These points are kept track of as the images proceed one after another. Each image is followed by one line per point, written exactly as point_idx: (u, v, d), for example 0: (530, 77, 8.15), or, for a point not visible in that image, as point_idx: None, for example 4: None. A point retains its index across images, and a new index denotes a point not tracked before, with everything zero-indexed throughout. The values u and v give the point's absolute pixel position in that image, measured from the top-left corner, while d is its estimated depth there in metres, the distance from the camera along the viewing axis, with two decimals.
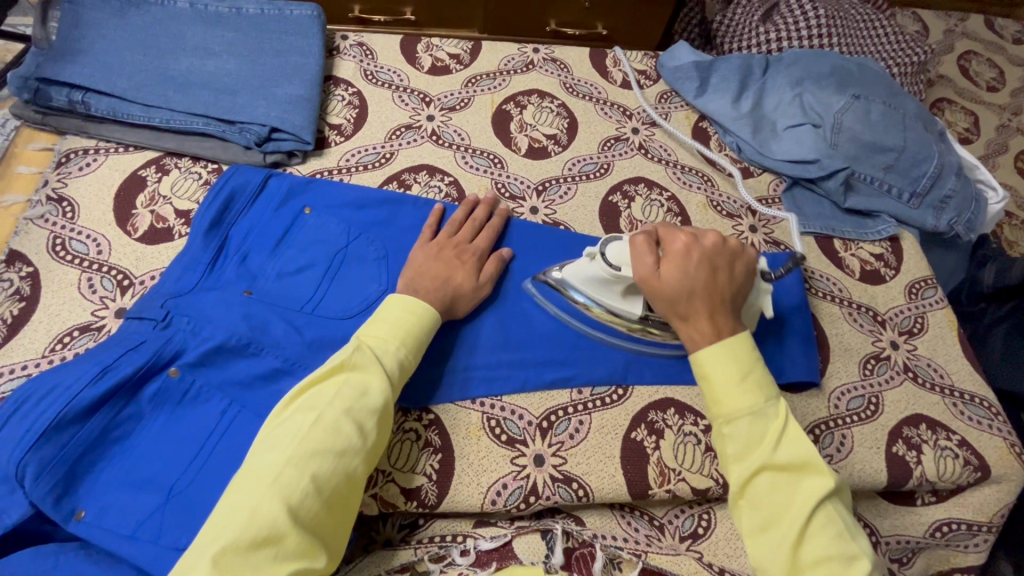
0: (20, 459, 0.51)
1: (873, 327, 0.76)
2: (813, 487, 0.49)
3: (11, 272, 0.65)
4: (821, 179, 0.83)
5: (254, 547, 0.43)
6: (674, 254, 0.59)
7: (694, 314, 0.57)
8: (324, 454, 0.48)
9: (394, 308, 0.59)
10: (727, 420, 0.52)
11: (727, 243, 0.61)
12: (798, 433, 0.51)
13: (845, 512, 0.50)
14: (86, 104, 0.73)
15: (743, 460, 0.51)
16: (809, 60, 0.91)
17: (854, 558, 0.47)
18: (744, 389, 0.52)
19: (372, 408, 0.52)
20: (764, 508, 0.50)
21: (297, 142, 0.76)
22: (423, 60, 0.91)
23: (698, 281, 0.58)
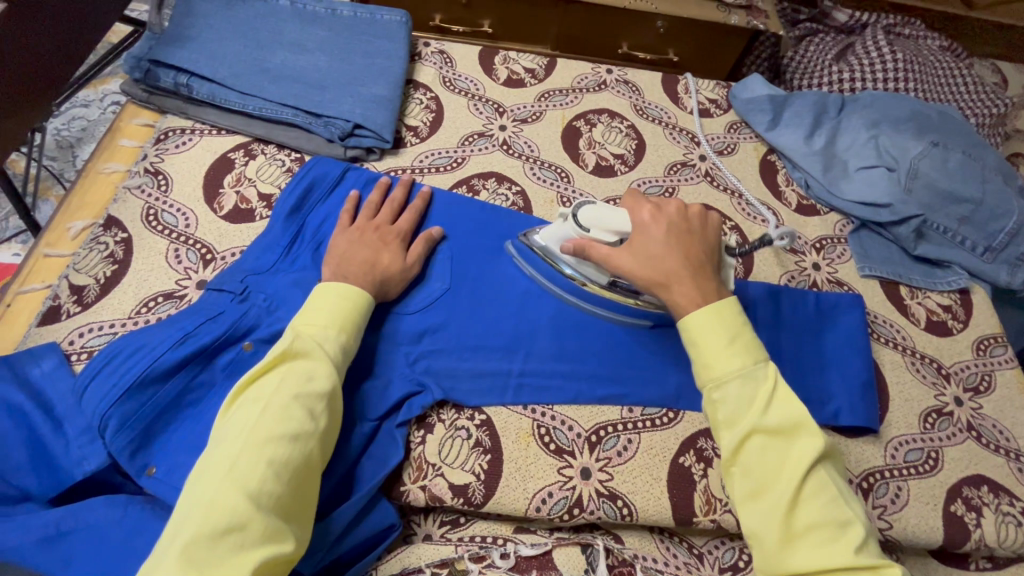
0: (105, 411, 0.55)
1: (937, 380, 0.73)
2: (805, 450, 0.49)
3: (107, 236, 0.69)
4: (892, 224, 0.81)
5: (218, 535, 0.41)
6: (646, 225, 0.61)
7: (677, 281, 0.57)
8: (277, 438, 0.47)
9: (327, 296, 0.58)
10: (716, 385, 0.52)
11: (687, 209, 0.63)
12: (789, 397, 0.51)
13: (835, 475, 0.50)
14: (189, 87, 0.78)
15: (733, 426, 0.50)
16: (886, 103, 0.90)
17: (846, 523, 0.47)
18: (734, 351, 0.53)
19: (320, 392, 0.51)
20: (755, 474, 0.49)
21: (377, 140, 0.79)
22: (499, 72, 0.94)
23: (674, 252, 0.59)
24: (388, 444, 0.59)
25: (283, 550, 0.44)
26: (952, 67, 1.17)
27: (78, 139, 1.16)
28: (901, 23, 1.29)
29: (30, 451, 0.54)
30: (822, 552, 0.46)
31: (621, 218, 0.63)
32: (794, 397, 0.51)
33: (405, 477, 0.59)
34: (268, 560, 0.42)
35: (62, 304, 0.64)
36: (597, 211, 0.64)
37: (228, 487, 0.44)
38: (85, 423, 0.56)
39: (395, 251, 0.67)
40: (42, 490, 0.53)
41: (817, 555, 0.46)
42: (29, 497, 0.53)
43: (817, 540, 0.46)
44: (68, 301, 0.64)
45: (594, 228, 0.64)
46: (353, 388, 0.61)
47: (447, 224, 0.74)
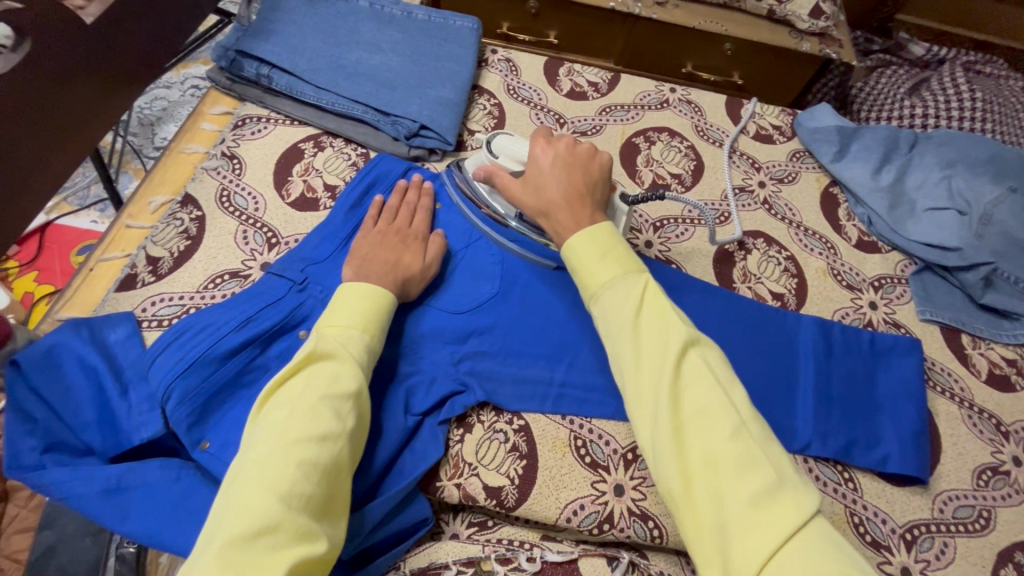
0: (170, 382, 0.58)
1: (995, 437, 0.70)
2: (673, 342, 0.47)
3: (184, 213, 0.73)
4: (959, 269, 0.79)
5: (253, 534, 0.41)
6: (536, 158, 0.64)
7: (576, 236, 0.58)
8: (306, 439, 0.47)
9: (352, 297, 0.59)
10: (595, 298, 0.53)
11: (579, 145, 0.64)
12: (661, 298, 0.51)
13: (717, 370, 0.48)
14: (270, 78, 0.82)
15: (613, 335, 0.51)
16: (963, 142, 0.86)
17: (720, 411, 0.44)
18: (608, 263, 0.54)
19: (345, 392, 0.51)
20: (635, 381, 0.48)
21: (440, 142, 0.82)
22: (563, 83, 0.95)
23: (558, 182, 0.61)
24: (430, 439, 0.61)
25: (315, 550, 0.43)
26: None
27: (158, 118, 1.24)
28: (982, 62, 1.24)
29: (99, 410, 0.58)
30: (702, 442, 0.43)
31: (523, 149, 0.69)
32: (665, 298, 0.51)
33: (442, 474, 0.60)
34: (301, 561, 0.42)
35: (138, 273, 0.68)
36: (510, 143, 0.70)
37: (260, 487, 0.43)
38: (148, 390, 0.59)
39: (415, 252, 0.68)
40: (105, 448, 0.57)
41: (698, 447, 0.43)
42: (93, 452, 0.56)
43: (698, 432, 0.44)
44: (144, 271, 0.68)
45: (502, 156, 0.69)
46: (399, 380, 0.62)
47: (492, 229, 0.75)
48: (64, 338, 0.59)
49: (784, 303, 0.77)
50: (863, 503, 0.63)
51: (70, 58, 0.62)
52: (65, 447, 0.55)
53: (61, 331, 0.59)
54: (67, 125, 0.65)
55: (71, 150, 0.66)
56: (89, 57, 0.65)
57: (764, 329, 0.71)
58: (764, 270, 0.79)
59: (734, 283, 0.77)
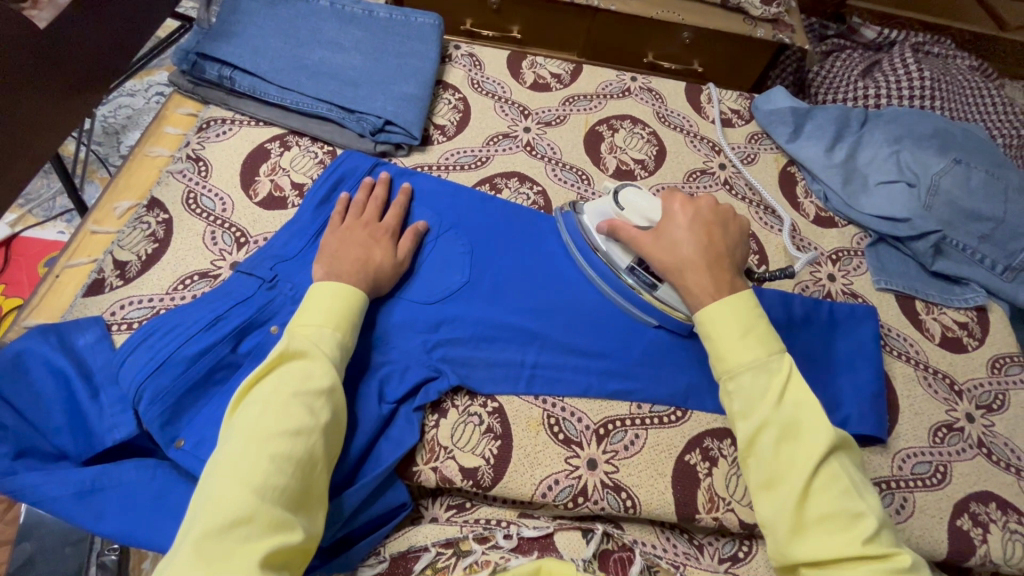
0: (142, 382, 0.58)
1: (949, 396, 0.73)
2: (815, 441, 0.51)
3: (150, 217, 0.73)
4: (910, 238, 0.82)
5: (227, 528, 0.42)
6: (674, 214, 0.67)
7: (702, 290, 0.62)
8: (278, 433, 0.48)
9: (325, 295, 0.59)
10: (730, 375, 0.56)
11: (721, 205, 0.69)
12: (800, 388, 0.54)
13: (851, 469, 0.52)
14: (232, 80, 0.82)
15: (748, 416, 0.54)
16: (909, 119, 0.90)
17: (860, 517, 0.49)
18: (747, 344, 0.56)
19: (318, 388, 0.52)
20: (767, 466, 0.52)
21: (406, 137, 0.83)
22: (526, 76, 0.97)
23: (696, 238, 0.65)
24: (405, 425, 0.62)
25: (289, 540, 0.44)
26: (981, 88, 1.17)
27: (123, 126, 1.23)
28: (930, 42, 1.29)
29: (69, 414, 0.58)
30: (833, 540, 0.48)
31: (655, 207, 0.69)
32: (808, 390, 0.54)
33: (418, 458, 0.61)
34: (275, 551, 0.43)
35: (106, 278, 0.68)
36: (636, 197, 0.70)
37: (232, 484, 0.44)
38: (119, 393, 0.59)
39: (384, 246, 0.69)
40: (78, 451, 0.57)
41: (828, 543, 0.48)
42: (65, 456, 0.56)
43: (827, 530, 0.49)
44: (111, 275, 0.68)
45: (629, 210, 0.70)
46: (372, 372, 0.63)
47: (458, 217, 0.77)
48: (32, 344, 0.59)
49: None
50: None
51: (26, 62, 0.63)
52: (36, 453, 0.55)
53: (29, 337, 0.59)
54: (22, 132, 0.65)
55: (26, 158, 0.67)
56: (43, 61, 0.65)
57: None
58: None
59: None
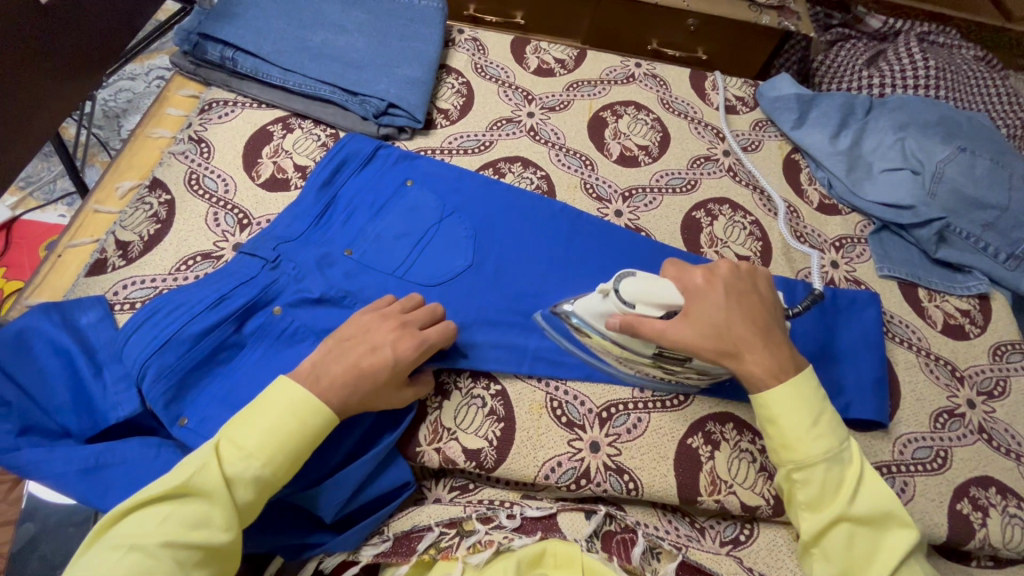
0: (145, 361, 0.58)
1: (950, 382, 0.74)
2: (895, 543, 0.53)
3: (153, 197, 0.73)
4: (913, 226, 0.82)
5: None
6: (702, 290, 0.59)
7: (761, 371, 0.57)
8: (193, 527, 0.46)
9: (282, 408, 0.52)
10: (800, 467, 0.55)
11: (739, 266, 0.62)
12: (873, 481, 0.55)
13: (924, 563, 0.54)
14: (234, 61, 0.81)
15: (818, 509, 0.54)
16: (915, 107, 0.90)
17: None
18: (816, 436, 0.55)
19: (199, 541, 0.45)
20: (838, 559, 0.54)
21: (409, 120, 0.82)
22: (530, 61, 0.96)
23: (737, 318, 0.58)
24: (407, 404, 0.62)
25: None
26: (985, 78, 1.16)
27: (124, 109, 1.22)
28: (935, 32, 1.28)
29: (73, 391, 0.58)
30: None
31: (666, 293, 0.58)
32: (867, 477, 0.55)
33: (421, 438, 0.62)
34: None
35: (108, 258, 0.68)
36: (644, 285, 0.58)
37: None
38: (123, 370, 0.59)
39: None
40: (81, 429, 0.57)
41: None
42: (69, 434, 0.56)
43: None
44: (114, 255, 0.68)
45: (639, 303, 0.58)
46: None
47: (462, 201, 0.77)
48: (35, 321, 0.59)
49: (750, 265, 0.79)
50: None
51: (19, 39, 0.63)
52: (40, 430, 0.55)
53: (32, 315, 0.59)
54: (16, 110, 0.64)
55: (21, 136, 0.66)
56: (34, 36, 0.65)
57: None
58: (730, 235, 0.81)
59: (702, 248, 0.80)
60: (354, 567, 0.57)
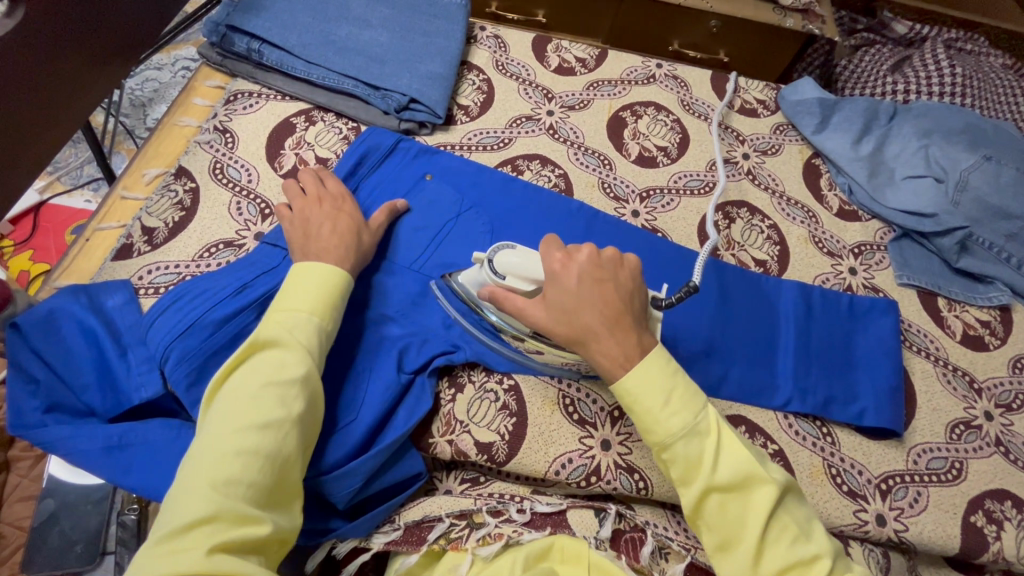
0: (169, 343, 0.60)
1: (968, 394, 0.73)
2: (760, 501, 0.50)
3: (178, 185, 0.74)
4: (935, 234, 0.81)
5: (199, 522, 0.42)
6: (558, 276, 0.57)
7: (612, 359, 0.54)
8: (249, 427, 0.46)
9: (321, 275, 0.58)
10: (664, 447, 0.52)
11: (602, 252, 0.58)
12: (732, 444, 0.52)
13: (797, 512, 0.52)
14: (260, 53, 0.82)
15: (689, 483, 0.51)
16: (940, 114, 0.89)
17: (815, 560, 0.49)
18: (672, 411, 0.52)
19: (287, 375, 0.50)
20: (719, 528, 0.51)
21: (430, 115, 0.83)
22: (551, 59, 0.96)
23: (592, 304, 0.55)
24: (420, 395, 0.63)
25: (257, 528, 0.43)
26: (1013, 87, 1.14)
27: (150, 99, 1.25)
28: (963, 39, 1.26)
29: (98, 371, 0.59)
30: None
31: (533, 266, 0.58)
32: (733, 440, 0.52)
33: (434, 430, 0.62)
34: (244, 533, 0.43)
35: (134, 243, 0.69)
36: (518, 257, 0.59)
37: (199, 480, 0.44)
38: (147, 352, 0.60)
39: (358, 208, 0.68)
40: (105, 408, 0.58)
41: None
42: (94, 413, 0.58)
43: None
44: (139, 241, 0.70)
45: (510, 275, 0.59)
46: (392, 344, 0.64)
47: (481, 198, 0.77)
48: (63, 302, 0.61)
49: (766, 269, 0.79)
50: (841, 456, 0.66)
51: (54, 31, 0.65)
52: (65, 408, 0.57)
53: (60, 296, 0.61)
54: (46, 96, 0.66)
55: (51, 121, 0.68)
56: (66, 25, 0.66)
57: (746, 293, 0.75)
58: (747, 238, 0.81)
59: (718, 250, 0.79)
60: (365, 554, 0.57)
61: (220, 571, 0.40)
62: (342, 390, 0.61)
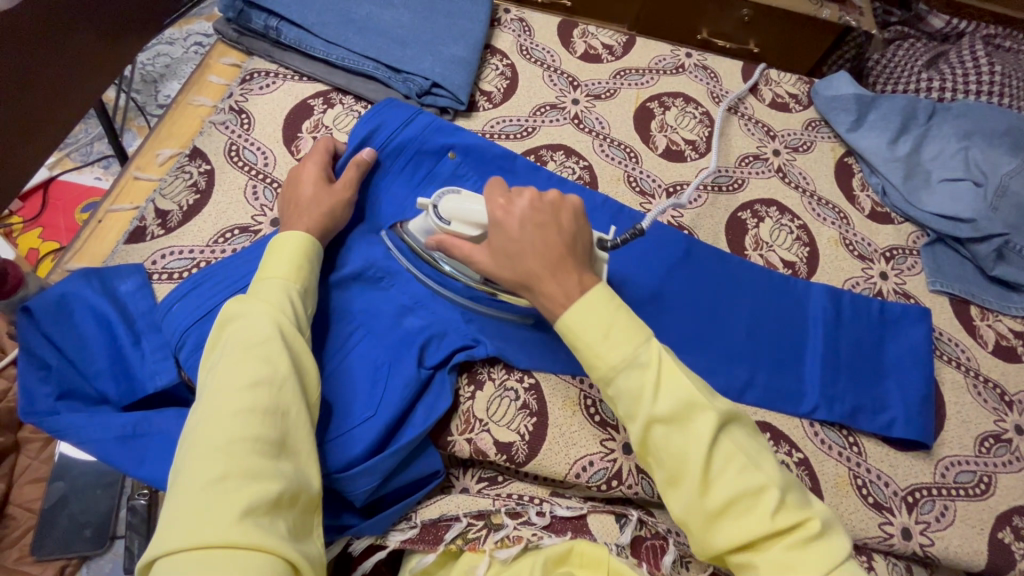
0: (186, 332, 0.58)
1: (998, 406, 0.71)
2: (699, 427, 0.45)
3: (192, 166, 0.72)
4: (972, 240, 0.78)
5: (213, 483, 0.39)
6: (500, 221, 0.55)
7: (556, 302, 0.52)
8: (240, 390, 0.44)
9: (281, 248, 0.57)
10: (607, 381, 0.49)
11: (544, 196, 0.56)
12: (674, 373, 0.47)
13: (744, 442, 0.47)
14: (278, 31, 0.80)
15: (631, 419, 0.48)
16: (983, 113, 0.85)
17: (760, 489, 0.44)
18: (614, 342, 0.49)
19: (261, 335, 0.48)
20: (661, 458, 0.47)
21: (452, 101, 0.80)
22: (577, 45, 0.93)
23: (540, 250, 0.53)
24: (440, 391, 0.61)
25: (272, 485, 0.41)
26: None
27: (161, 74, 1.22)
28: (1003, 35, 1.21)
29: (112, 359, 0.58)
30: (743, 524, 0.44)
31: (472, 208, 0.57)
32: (681, 372, 0.48)
33: (453, 428, 0.61)
34: (261, 489, 0.40)
35: (148, 226, 0.67)
36: (459, 201, 0.58)
37: (203, 448, 0.41)
38: (162, 340, 0.59)
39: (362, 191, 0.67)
40: (118, 397, 0.57)
41: (739, 530, 0.44)
42: (107, 400, 0.57)
43: (737, 514, 0.44)
44: (153, 224, 0.68)
45: (454, 221, 0.58)
46: (413, 337, 0.63)
47: None
48: (76, 287, 0.59)
49: (795, 271, 0.76)
50: (867, 467, 0.65)
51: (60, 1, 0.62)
52: (78, 395, 0.56)
53: (72, 280, 0.60)
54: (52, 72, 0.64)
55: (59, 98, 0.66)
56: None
57: (775, 294, 0.73)
58: (775, 238, 0.79)
59: (746, 250, 0.77)
60: (381, 552, 0.57)
61: (248, 533, 0.38)
62: (360, 385, 0.59)
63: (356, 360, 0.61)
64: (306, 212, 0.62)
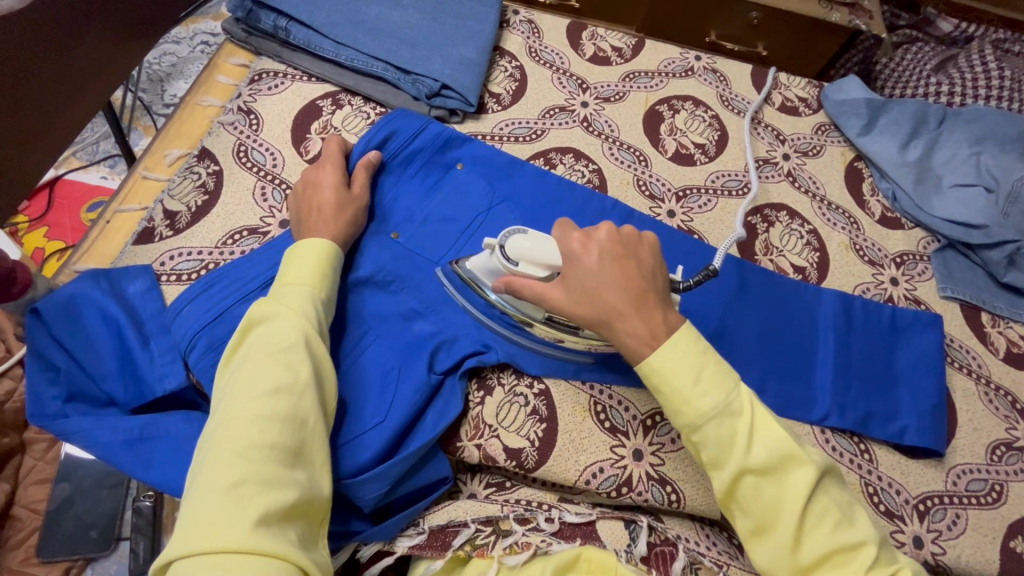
0: (194, 334, 0.58)
1: (1010, 414, 0.70)
2: (797, 484, 0.46)
3: (201, 167, 0.72)
4: (982, 246, 0.78)
5: (229, 489, 0.39)
6: (576, 255, 0.54)
7: (637, 340, 0.51)
8: (259, 396, 0.44)
9: (304, 253, 0.57)
10: (694, 428, 0.48)
11: (620, 230, 0.56)
12: (767, 425, 0.48)
13: (834, 494, 0.48)
14: (287, 31, 0.79)
15: (721, 467, 0.47)
16: (993, 118, 0.85)
17: (859, 545, 0.45)
18: (704, 390, 0.48)
19: (284, 341, 0.48)
20: (754, 511, 0.47)
21: (461, 102, 0.79)
22: (586, 48, 0.93)
23: (615, 283, 0.52)
24: (450, 397, 0.61)
25: (287, 495, 0.40)
26: None
27: (168, 74, 1.22)
28: (1012, 39, 1.21)
29: (120, 361, 0.58)
30: None
31: (550, 249, 0.55)
32: (772, 423, 0.48)
33: (462, 434, 0.61)
34: (275, 499, 0.40)
35: (156, 227, 0.67)
36: (531, 242, 0.56)
37: (220, 454, 0.41)
38: (170, 342, 0.59)
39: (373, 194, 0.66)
40: (126, 399, 0.57)
41: None
42: (114, 403, 0.56)
43: (831, 567, 0.45)
44: (161, 225, 0.67)
45: (524, 261, 0.56)
46: (423, 342, 0.62)
47: (512, 192, 0.74)
48: (84, 288, 0.59)
49: (806, 276, 0.76)
50: (878, 475, 0.64)
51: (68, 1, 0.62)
52: (86, 397, 0.56)
53: (80, 281, 0.59)
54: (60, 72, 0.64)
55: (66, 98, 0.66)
56: None
57: (786, 300, 0.72)
58: (786, 243, 0.78)
59: (756, 255, 0.77)
60: (389, 558, 0.56)
61: (263, 544, 0.37)
62: (370, 390, 0.59)
63: (365, 364, 0.60)
64: (317, 215, 0.62)
